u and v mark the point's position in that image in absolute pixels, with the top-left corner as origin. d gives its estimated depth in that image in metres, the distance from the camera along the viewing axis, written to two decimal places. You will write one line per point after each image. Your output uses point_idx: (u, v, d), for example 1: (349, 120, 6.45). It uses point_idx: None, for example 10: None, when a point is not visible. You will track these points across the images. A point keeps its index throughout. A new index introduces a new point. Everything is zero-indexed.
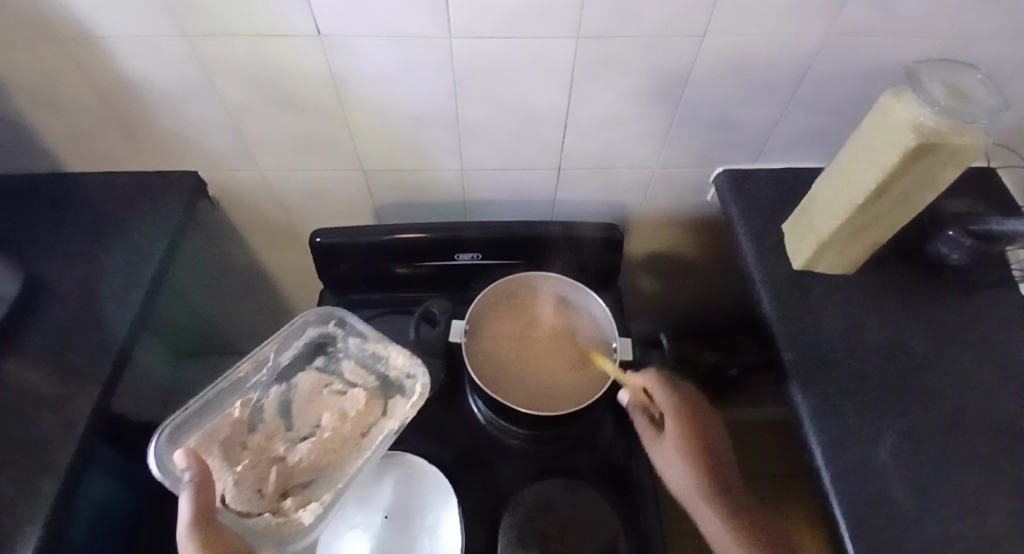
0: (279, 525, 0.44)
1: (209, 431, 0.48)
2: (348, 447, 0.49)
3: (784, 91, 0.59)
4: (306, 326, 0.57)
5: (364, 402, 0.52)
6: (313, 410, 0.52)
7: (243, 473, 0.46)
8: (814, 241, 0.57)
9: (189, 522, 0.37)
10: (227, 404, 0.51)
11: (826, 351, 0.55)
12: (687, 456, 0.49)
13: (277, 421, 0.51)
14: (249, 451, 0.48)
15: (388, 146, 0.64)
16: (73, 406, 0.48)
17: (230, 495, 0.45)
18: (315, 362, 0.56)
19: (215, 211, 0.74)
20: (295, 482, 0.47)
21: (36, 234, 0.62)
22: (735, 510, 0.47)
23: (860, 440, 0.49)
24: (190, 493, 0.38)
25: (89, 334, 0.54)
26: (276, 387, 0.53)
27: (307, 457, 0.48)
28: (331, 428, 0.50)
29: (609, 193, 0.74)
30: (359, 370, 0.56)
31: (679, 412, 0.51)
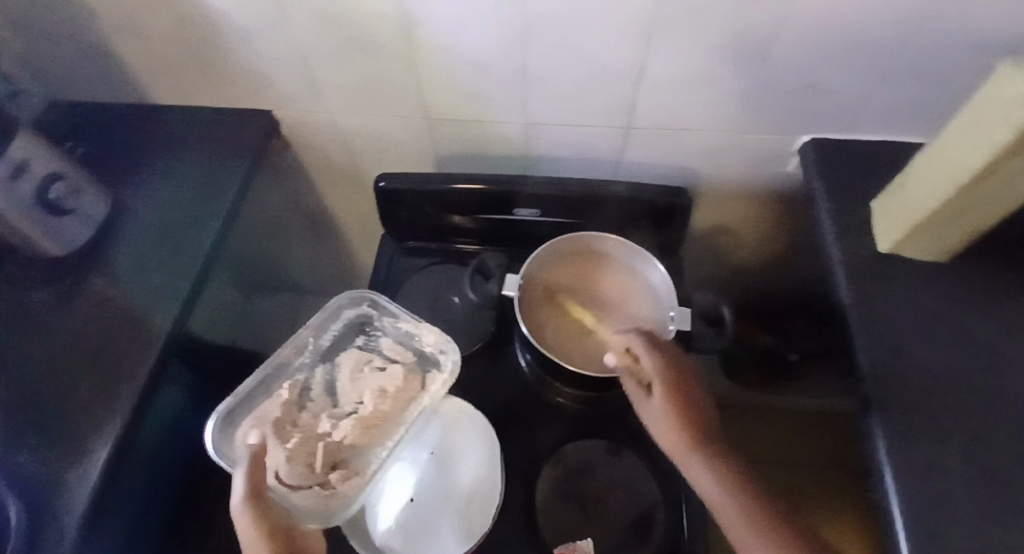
0: (326, 498, 0.46)
1: (260, 412, 0.50)
2: (389, 423, 0.51)
3: (893, 52, 0.53)
4: (341, 309, 0.58)
5: (402, 379, 0.53)
6: (357, 389, 0.54)
7: (293, 449, 0.48)
8: (907, 223, 0.52)
9: (243, 497, 0.39)
10: (275, 387, 0.53)
11: (902, 341, 0.51)
12: (676, 419, 0.45)
13: (325, 400, 0.53)
14: (299, 429, 0.50)
15: (453, 95, 0.63)
16: (153, 322, 0.53)
17: (283, 470, 0.47)
18: (356, 342, 0.58)
19: (286, 151, 0.77)
20: (342, 456, 0.49)
21: (125, 162, 0.66)
22: (729, 470, 0.43)
23: (927, 438, 0.45)
24: (244, 471, 0.40)
25: (170, 258, 0.58)
26: (321, 367, 0.55)
27: (350, 434, 0.50)
28: (371, 405, 0.52)
29: (681, 157, 0.70)
30: (398, 347, 0.57)
31: (663, 371, 0.46)
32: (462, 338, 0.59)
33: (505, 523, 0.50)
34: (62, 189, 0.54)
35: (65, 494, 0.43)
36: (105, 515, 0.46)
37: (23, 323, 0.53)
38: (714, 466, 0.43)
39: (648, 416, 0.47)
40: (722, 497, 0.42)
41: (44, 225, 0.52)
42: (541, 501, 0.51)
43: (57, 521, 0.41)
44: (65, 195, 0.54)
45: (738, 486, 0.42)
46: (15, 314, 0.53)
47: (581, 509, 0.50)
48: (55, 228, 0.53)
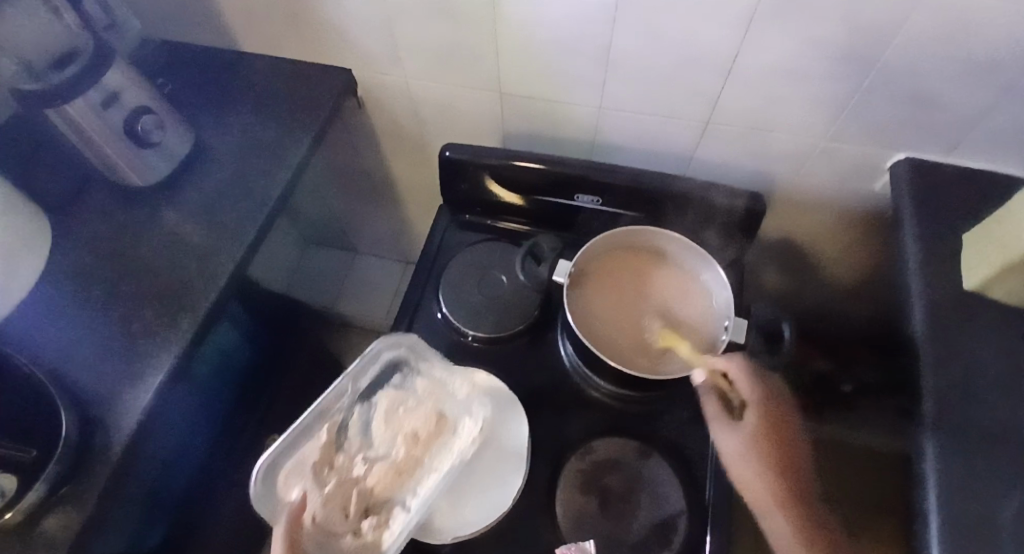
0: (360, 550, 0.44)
1: (299, 459, 0.48)
2: (420, 470, 0.48)
3: (1021, 72, 0.47)
4: (380, 351, 0.54)
5: (436, 425, 0.51)
6: (390, 430, 0.50)
7: (329, 494, 0.45)
8: (1003, 260, 0.47)
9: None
10: (313, 430, 0.50)
11: (979, 389, 0.46)
12: (761, 459, 0.49)
13: (361, 440, 0.50)
14: (334, 472, 0.48)
15: (530, 72, 0.62)
16: (217, 261, 0.56)
17: (319, 514, 0.44)
18: (393, 381, 0.54)
19: (358, 111, 0.78)
20: (375, 499, 0.47)
21: (209, 106, 0.69)
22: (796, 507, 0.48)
23: (987, 495, 0.42)
24: (283, 527, 0.41)
25: (240, 202, 0.60)
26: (358, 407, 0.52)
27: (382, 480, 0.47)
28: (404, 450, 0.49)
29: (759, 161, 0.66)
30: (435, 389, 0.54)
31: (762, 413, 0.49)
32: (505, 318, 0.59)
33: (522, 504, 0.50)
34: (150, 121, 0.56)
35: (125, 406, 0.47)
36: (155, 431, 0.49)
37: (107, 246, 0.57)
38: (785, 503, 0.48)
39: (727, 444, 0.49)
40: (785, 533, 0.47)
41: (128, 151, 0.56)
42: (560, 488, 0.50)
43: (114, 429, 0.45)
44: (152, 128, 0.57)
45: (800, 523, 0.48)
46: (97, 238, 0.57)
47: (601, 505, 0.49)
48: (138, 157, 0.57)
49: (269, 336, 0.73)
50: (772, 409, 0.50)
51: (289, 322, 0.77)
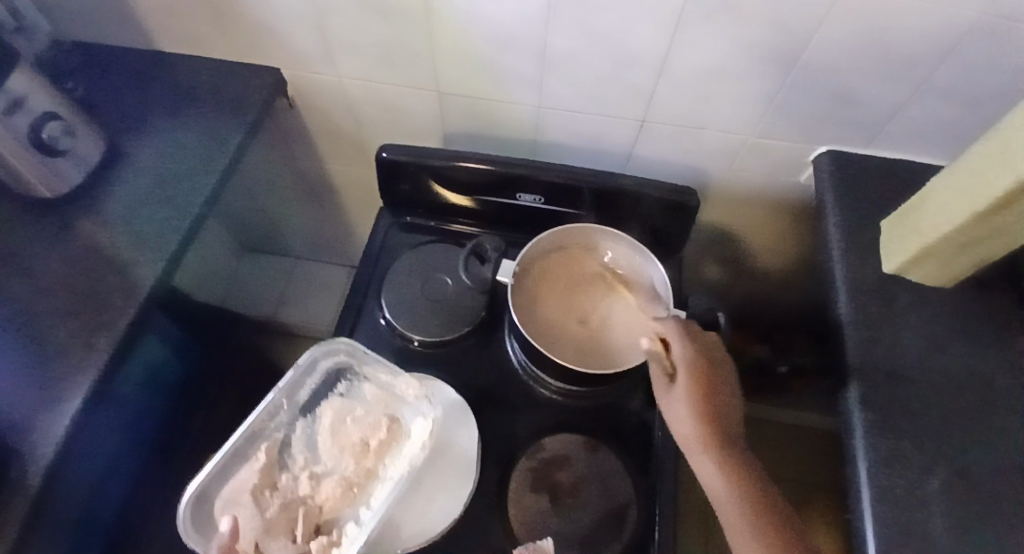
0: None
1: (237, 484, 0.46)
2: (372, 481, 0.48)
3: (922, 69, 0.51)
4: (316, 361, 0.52)
5: (385, 431, 0.50)
6: (337, 442, 0.49)
7: (273, 519, 0.44)
8: (918, 244, 0.50)
9: None
10: (251, 452, 0.48)
11: (897, 365, 0.50)
12: (696, 416, 0.43)
13: (305, 456, 0.49)
14: (278, 493, 0.46)
15: (468, 69, 0.61)
16: (138, 273, 0.52)
17: (263, 542, 0.43)
18: (336, 390, 0.52)
19: (291, 111, 0.75)
20: (325, 518, 0.46)
21: (126, 108, 0.64)
22: (740, 472, 0.42)
23: (910, 466, 0.45)
24: None
25: (162, 210, 0.56)
26: (299, 423, 0.51)
27: (332, 496, 0.46)
28: (353, 463, 0.48)
29: (693, 156, 0.68)
30: (381, 395, 0.52)
31: (694, 366, 0.45)
32: (451, 320, 0.58)
33: (476, 507, 0.49)
34: (57, 128, 0.52)
35: (34, 438, 0.42)
36: (75, 462, 0.45)
37: (8, 261, 0.52)
38: (727, 467, 0.42)
39: (671, 409, 0.46)
40: (723, 492, 0.42)
41: (38, 162, 0.51)
42: (511, 489, 0.50)
43: (24, 464, 0.41)
44: (60, 135, 0.52)
45: (743, 489, 0.41)
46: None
47: (552, 501, 0.49)
48: (48, 167, 0.52)
49: (201, 351, 0.68)
50: (704, 363, 0.45)
51: (223, 334, 0.73)
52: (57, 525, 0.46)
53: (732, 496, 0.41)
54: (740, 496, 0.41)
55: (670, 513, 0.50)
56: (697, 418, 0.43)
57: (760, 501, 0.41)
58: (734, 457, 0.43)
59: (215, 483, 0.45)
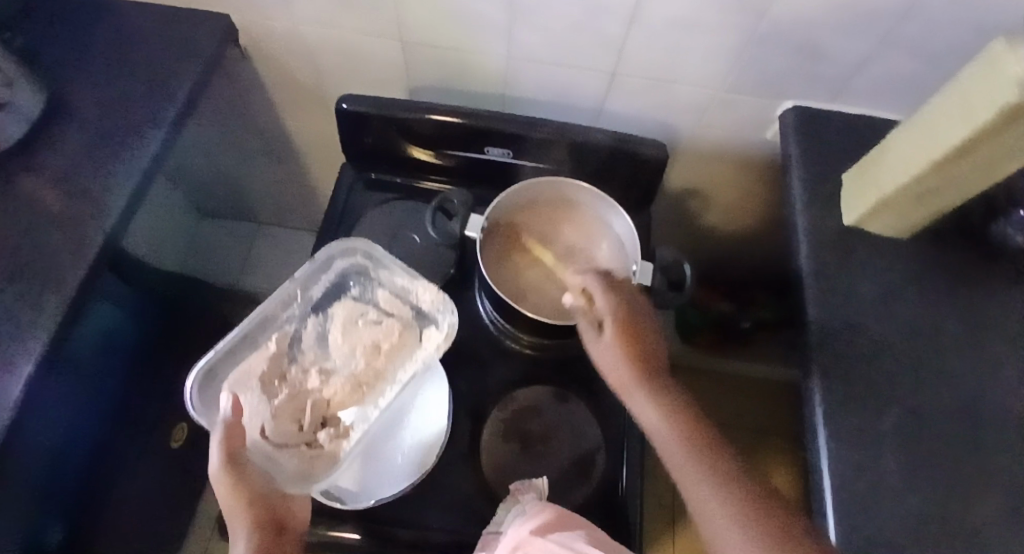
0: (312, 460, 0.43)
1: (244, 368, 0.47)
2: (383, 382, 0.48)
3: (887, 22, 0.51)
4: (332, 260, 0.53)
5: (397, 336, 0.49)
6: (349, 342, 0.49)
7: (281, 406, 0.45)
8: (876, 195, 0.52)
9: (220, 461, 0.36)
10: (263, 340, 0.49)
11: (852, 314, 0.52)
12: (628, 371, 0.42)
13: (316, 352, 0.49)
14: (288, 383, 0.47)
15: (430, 15, 0.58)
16: (86, 233, 0.49)
17: (270, 426, 0.43)
18: (350, 294, 0.53)
19: (245, 61, 0.70)
20: (332, 412, 0.46)
21: (63, 55, 0.59)
22: (679, 416, 0.40)
23: (864, 409, 0.47)
24: (218, 435, 0.37)
25: (109, 164, 0.53)
26: (311, 319, 0.51)
27: (341, 392, 0.46)
28: (364, 361, 0.48)
29: (662, 111, 0.68)
30: (394, 301, 0.52)
31: (614, 308, 0.44)
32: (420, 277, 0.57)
33: (449, 459, 0.50)
34: None
35: None
36: (31, 426, 0.43)
37: None
38: (665, 413, 0.40)
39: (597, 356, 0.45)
40: (668, 440, 0.39)
41: None
42: (484, 441, 0.50)
43: None
44: None
45: (685, 429, 0.40)
46: None
47: (523, 450, 0.50)
48: None
49: (161, 317, 0.66)
50: (628, 312, 0.44)
51: (183, 299, 0.71)
52: (16, 492, 0.44)
53: (673, 440, 0.39)
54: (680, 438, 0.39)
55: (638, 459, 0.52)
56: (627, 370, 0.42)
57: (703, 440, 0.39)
58: (671, 401, 0.41)
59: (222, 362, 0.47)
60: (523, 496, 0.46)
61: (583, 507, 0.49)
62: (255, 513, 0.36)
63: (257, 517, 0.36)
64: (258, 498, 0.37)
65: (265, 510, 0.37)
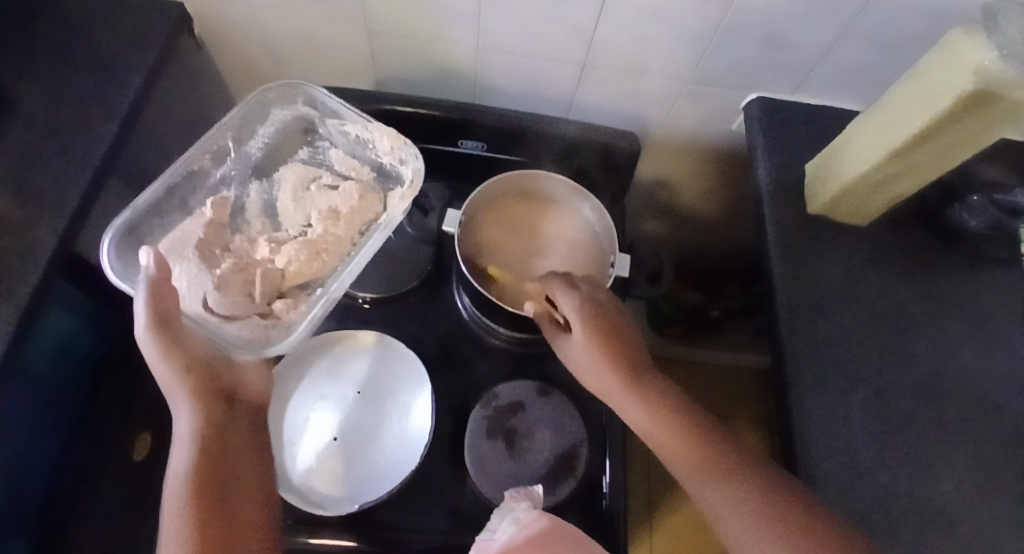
0: (266, 327, 0.45)
1: (182, 234, 0.48)
2: (342, 247, 0.49)
3: (847, 14, 0.52)
4: (271, 107, 0.55)
5: (358, 199, 0.51)
6: (302, 205, 0.53)
7: (226, 277, 0.46)
8: (837, 185, 0.53)
9: (147, 323, 0.36)
10: (197, 203, 0.52)
11: (821, 299, 0.54)
12: (609, 369, 0.44)
13: (263, 222, 0.52)
14: (230, 253, 0.49)
15: (399, 4, 0.56)
16: (36, 235, 0.45)
17: (214, 299, 0.45)
18: (299, 155, 0.57)
19: (201, 51, 0.67)
20: (288, 284, 0.48)
21: (2, 45, 0.55)
22: (664, 407, 0.43)
23: (835, 391, 0.49)
24: (144, 295, 0.37)
25: (57, 161, 0.49)
26: (253, 183, 0.55)
27: (296, 259, 0.48)
28: (323, 228, 0.50)
29: (633, 103, 0.68)
30: (347, 159, 0.56)
31: (584, 317, 0.45)
32: (396, 274, 0.56)
33: (432, 456, 0.49)
34: None
35: None
36: None
37: None
38: (653, 405, 0.43)
39: (574, 360, 0.47)
40: (660, 433, 0.42)
41: None
42: (466, 439, 0.49)
43: None
44: None
45: (669, 421, 0.42)
46: None
47: (507, 447, 0.49)
48: None
49: (119, 324, 0.62)
50: (597, 316, 0.45)
51: None
52: None
53: (667, 434, 0.42)
54: (672, 430, 0.42)
55: (621, 449, 0.53)
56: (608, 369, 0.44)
57: (692, 427, 0.42)
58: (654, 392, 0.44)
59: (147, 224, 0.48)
60: (519, 503, 0.44)
61: (566, 501, 0.49)
62: (195, 377, 0.38)
63: (197, 383, 0.38)
64: (195, 362, 0.38)
65: (207, 378, 0.39)
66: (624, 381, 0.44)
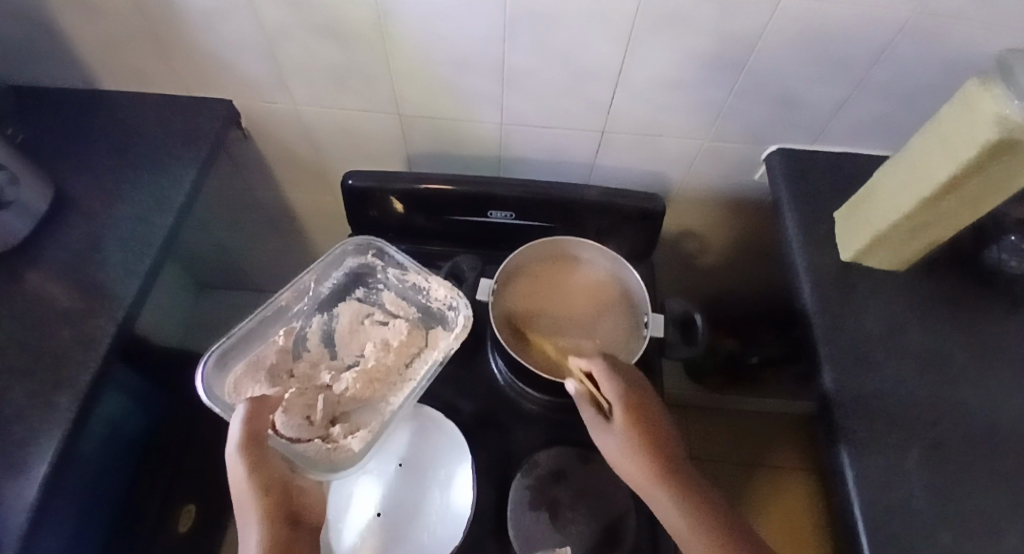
0: (329, 451, 0.45)
1: (255, 357, 0.50)
2: (394, 378, 0.50)
3: (856, 69, 0.54)
4: (345, 257, 0.58)
5: (406, 334, 0.53)
6: (356, 340, 0.54)
7: (292, 399, 0.47)
8: (868, 235, 0.53)
9: (237, 443, 0.38)
10: (271, 333, 0.53)
11: (864, 350, 0.52)
12: (643, 462, 0.42)
13: (322, 351, 0.53)
14: (296, 378, 0.50)
15: (427, 89, 0.61)
16: (97, 325, 0.49)
17: (280, 420, 0.45)
18: (356, 295, 0.58)
19: (245, 141, 0.73)
20: (342, 410, 0.48)
21: (69, 150, 0.61)
22: (700, 508, 0.40)
23: (888, 447, 0.47)
24: (241, 417, 0.40)
25: (118, 254, 0.54)
26: (318, 317, 0.56)
27: (353, 386, 0.49)
28: (375, 358, 0.51)
29: (651, 163, 0.70)
30: (399, 302, 0.57)
31: (622, 397, 0.44)
32: None
33: (474, 531, 0.49)
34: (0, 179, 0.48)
35: (2, 509, 0.39)
36: (41, 531, 0.42)
37: None
38: (686, 503, 0.40)
39: (606, 445, 0.44)
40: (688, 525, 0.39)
41: None
42: (508, 511, 0.48)
43: None
44: (3, 185, 0.49)
45: (706, 528, 0.39)
46: None
47: (553, 519, 0.48)
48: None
49: (165, 401, 0.64)
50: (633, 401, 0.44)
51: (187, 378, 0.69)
52: None
53: (694, 532, 0.39)
54: (702, 532, 0.39)
55: None
56: (642, 461, 0.42)
57: (728, 536, 0.39)
58: (683, 483, 0.41)
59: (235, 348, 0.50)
60: None
61: None
62: (271, 495, 0.37)
63: (269, 503, 0.37)
64: (273, 482, 0.38)
65: (281, 498, 0.38)
66: (657, 475, 0.41)
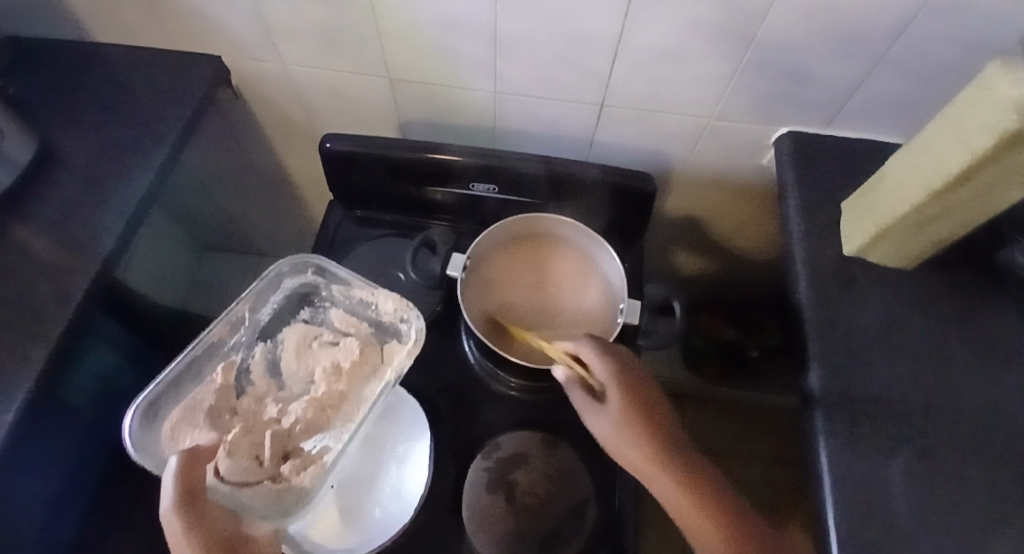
0: (281, 491, 0.41)
1: (191, 401, 0.48)
2: (348, 403, 0.48)
3: (875, 46, 0.49)
4: (282, 278, 0.56)
5: (359, 353, 0.50)
6: (305, 363, 0.52)
7: (236, 440, 0.42)
8: (874, 226, 0.50)
9: (172, 499, 0.35)
10: (208, 371, 0.51)
11: (857, 348, 0.50)
12: (635, 441, 0.42)
13: (268, 383, 0.51)
14: (238, 416, 0.47)
15: (417, 53, 0.58)
16: (70, 280, 0.48)
17: (223, 466, 0.39)
18: (301, 316, 0.57)
19: (237, 101, 0.71)
20: (294, 445, 0.45)
21: (57, 103, 0.61)
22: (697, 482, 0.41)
23: (871, 450, 0.45)
24: (175, 471, 0.37)
25: (97, 211, 0.53)
26: (259, 345, 0.54)
27: (303, 417, 0.46)
28: (325, 385, 0.48)
29: (652, 140, 0.67)
30: (348, 318, 0.55)
31: (616, 382, 0.44)
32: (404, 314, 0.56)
33: (435, 507, 0.48)
34: None
35: None
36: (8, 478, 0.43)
37: None
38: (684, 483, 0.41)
39: (601, 432, 0.44)
40: (688, 507, 0.40)
41: None
42: (466, 488, 0.48)
43: None
44: None
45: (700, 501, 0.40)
46: None
47: (509, 502, 0.47)
48: None
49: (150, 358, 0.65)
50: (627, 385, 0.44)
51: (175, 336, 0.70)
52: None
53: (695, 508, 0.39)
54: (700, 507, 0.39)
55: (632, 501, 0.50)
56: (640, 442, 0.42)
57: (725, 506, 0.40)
58: (683, 466, 0.41)
59: (165, 395, 0.48)
60: None
61: None
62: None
63: None
64: (216, 540, 0.35)
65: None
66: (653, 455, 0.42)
